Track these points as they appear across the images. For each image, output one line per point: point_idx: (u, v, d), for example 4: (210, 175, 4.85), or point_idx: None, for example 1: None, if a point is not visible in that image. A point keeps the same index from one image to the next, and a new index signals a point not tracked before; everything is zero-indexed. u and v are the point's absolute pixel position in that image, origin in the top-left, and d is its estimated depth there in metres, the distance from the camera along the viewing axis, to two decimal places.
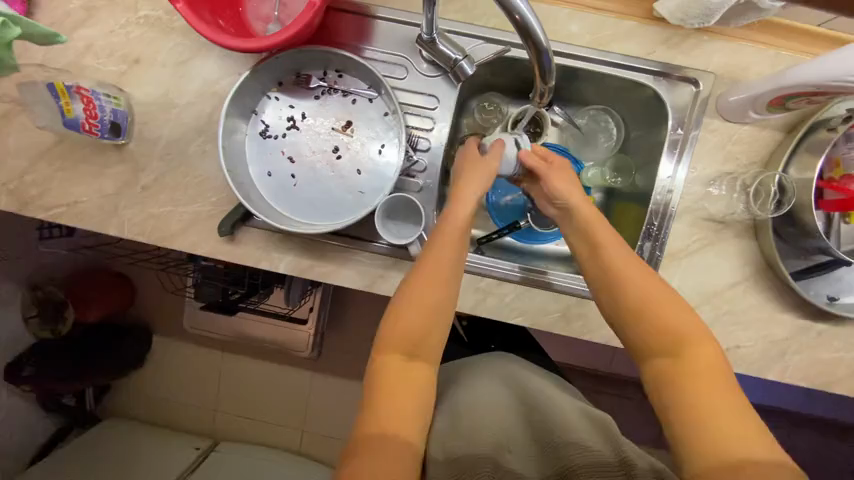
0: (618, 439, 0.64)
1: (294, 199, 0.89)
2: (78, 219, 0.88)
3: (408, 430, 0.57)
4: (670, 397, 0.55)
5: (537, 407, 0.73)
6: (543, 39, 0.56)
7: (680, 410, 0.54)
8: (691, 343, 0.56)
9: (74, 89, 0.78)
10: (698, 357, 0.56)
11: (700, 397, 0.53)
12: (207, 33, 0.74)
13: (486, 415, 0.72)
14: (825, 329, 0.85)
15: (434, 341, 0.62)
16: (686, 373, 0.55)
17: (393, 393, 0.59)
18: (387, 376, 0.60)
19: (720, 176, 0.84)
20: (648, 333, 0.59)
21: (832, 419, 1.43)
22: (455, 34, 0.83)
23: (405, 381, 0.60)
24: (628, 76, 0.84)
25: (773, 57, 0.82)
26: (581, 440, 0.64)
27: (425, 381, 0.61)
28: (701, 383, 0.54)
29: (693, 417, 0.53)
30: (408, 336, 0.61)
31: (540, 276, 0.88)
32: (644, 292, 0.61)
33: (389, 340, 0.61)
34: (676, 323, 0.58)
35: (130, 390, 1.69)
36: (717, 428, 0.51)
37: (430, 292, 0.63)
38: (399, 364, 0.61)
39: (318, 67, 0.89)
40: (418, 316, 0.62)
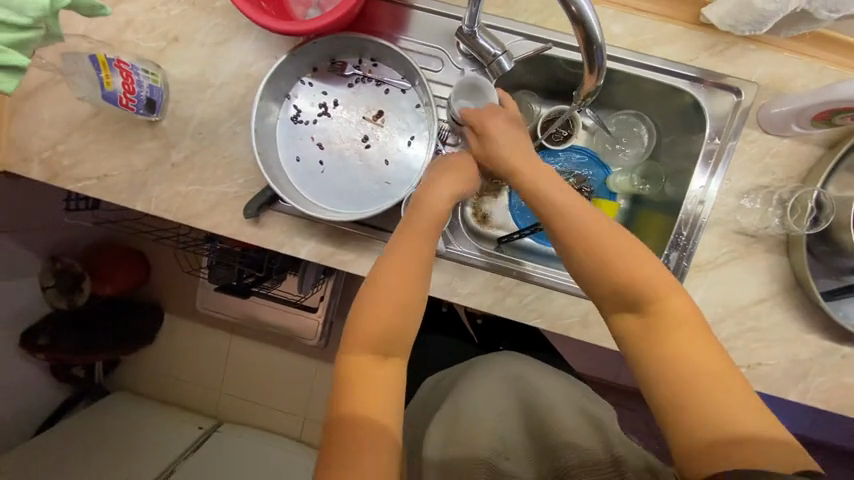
0: (610, 441, 0.66)
1: (322, 185, 0.89)
2: (106, 192, 0.89)
3: (383, 420, 0.57)
4: (653, 366, 0.55)
5: (536, 405, 0.74)
6: (598, 34, 0.56)
7: (666, 379, 0.53)
8: (665, 299, 0.57)
9: (115, 62, 0.79)
10: (671, 315, 0.56)
11: (680, 360, 0.53)
12: (250, 14, 0.74)
13: (484, 416, 0.73)
14: (851, 352, 0.83)
15: (404, 335, 0.62)
16: (663, 334, 0.55)
17: (364, 388, 0.59)
18: (355, 373, 0.59)
19: (755, 189, 0.82)
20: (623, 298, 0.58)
21: (841, 445, 1.41)
22: (495, 29, 0.83)
23: (376, 376, 0.59)
24: (666, 81, 0.82)
25: (820, 71, 0.80)
26: (575, 438, 0.66)
27: (398, 375, 0.61)
28: (680, 343, 0.54)
29: (679, 384, 0.53)
30: (377, 329, 0.60)
31: (516, 266, 0.88)
32: (617, 256, 0.59)
33: (357, 337, 0.61)
34: (650, 283, 0.57)
35: (138, 366, 1.71)
36: (704, 387, 0.52)
37: (406, 286, 0.62)
38: (369, 359, 0.60)
39: (354, 55, 0.89)
40: (388, 309, 0.61)
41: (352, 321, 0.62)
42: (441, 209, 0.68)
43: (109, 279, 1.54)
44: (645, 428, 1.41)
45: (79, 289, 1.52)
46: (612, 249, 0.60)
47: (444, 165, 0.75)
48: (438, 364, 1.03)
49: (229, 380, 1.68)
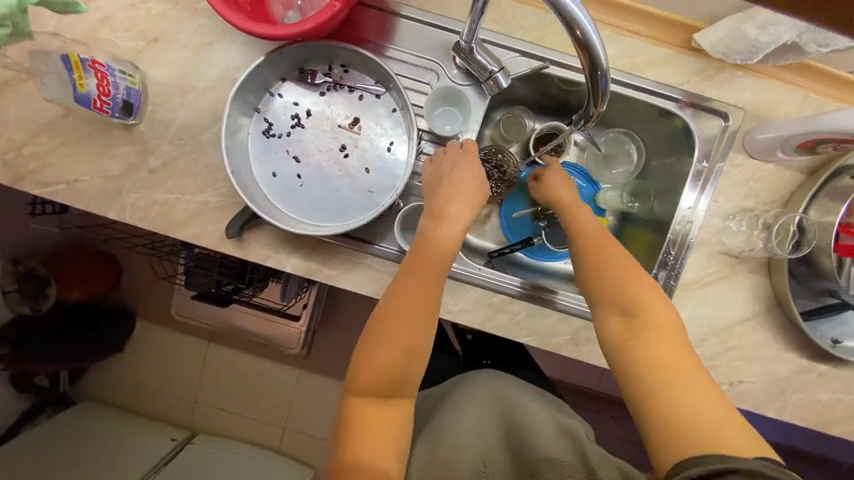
0: (585, 450, 0.65)
1: (302, 200, 0.85)
2: (76, 198, 0.83)
3: (389, 460, 0.59)
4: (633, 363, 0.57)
5: (517, 422, 0.71)
6: (602, 59, 0.55)
7: (643, 377, 0.56)
8: (654, 310, 0.59)
9: (89, 63, 0.75)
10: (660, 327, 0.58)
11: (660, 362, 0.56)
12: (234, 19, 0.70)
13: (468, 432, 0.71)
14: (826, 370, 0.86)
15: (412, 376, 0.62)
16: (649, 339, 0.57)
17: (370, 431, 0.60)
18: (361, 415, 0.61)
19: (740, 212, 0.84)
20: (616, 302, 0.61)
21: (809, 453, 1.47)
22: (491, 44, 0.82)
23: (383, 418, 0.60)
24: (656, 103, 0.83)
25: (803, 99, 0.83)
26: (546, 450, 0.65)
27: (404, 416, 0.62)
28: (663, 350, 0.57)
29: (655, 381, 0.55)
30: (384, 371, 0.61)
31: (548, 295, 0.87)
32: (616, 264, 0.64)
33: (364, 379, 0.61)
34: (647, 297, 0.60)
35: (107, 377, 1.62)
36: (675, 387, 0.54)
37: (403, 333, 0.62)
38: (373, 405, 0.61)
39: (322, 61, 0.84)
40: (390, 357, 0.61)
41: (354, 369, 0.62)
42: (445, 242, 0.68)
43: (78, 284, 1.45)
44: (627, 439, 1.43)
45: (45, 294, 1.42)
46: (611, 260, 0.65)
47: (447, 165, 0.76)
48: (425, 379, 1.01)
49: (205, 390, 1.61)
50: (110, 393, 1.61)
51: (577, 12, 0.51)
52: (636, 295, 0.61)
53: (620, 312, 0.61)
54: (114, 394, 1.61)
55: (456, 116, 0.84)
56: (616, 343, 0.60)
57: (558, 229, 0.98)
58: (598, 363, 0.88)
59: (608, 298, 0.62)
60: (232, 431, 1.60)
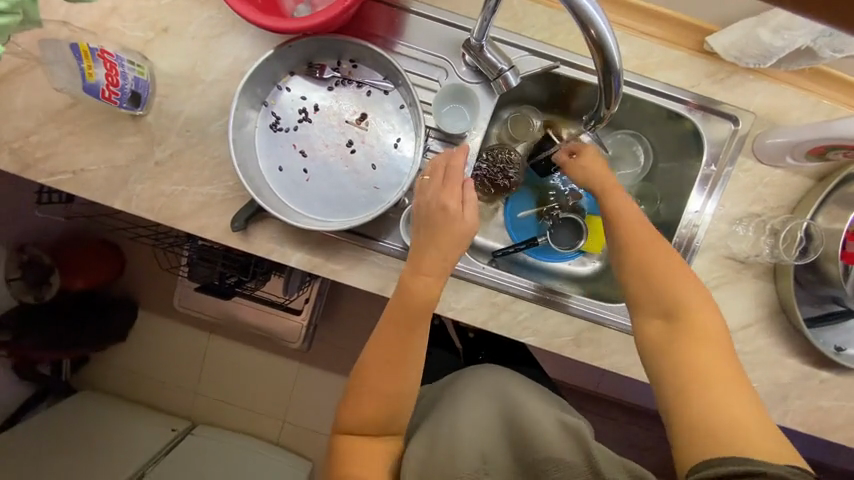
0: (590, 449, 0.64)
1: (308, 195, 0.84)
2: (83, 187, 0.83)
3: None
4: (673, 363, 0.60)
5: (518, 421, 0.70)
6: (616, 60, 0.55)
7: (682, 377, 0.59)
8: (698, 313, 0.62)
9: (98, 52, 0.74)
10: (703, 330, 0.61)
11: (702, 365, 0.58)
12: (244, 11, 0.70)
13: (470, 429, 0.70)
14: (829, 377, 0.86)
15: (393, 416, 0.68)
16: (692, 343, 0.60)
17: (356, 462, 0.66)
18: (347, 449, 0.67)
19: (747, 217, 0.84)
20: (661, 305, 0.64)
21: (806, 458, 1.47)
22: (501, 42, 0.81)
23: (366, 451, 0.67)
24: (666, 105, 0.83)
25: (814, 104, 0.82)
26: (554, 455, 0.64)
27: (386, 445, 0.68)
28: (709, 354, 0.59)
29: (694, 382, 0.58)
30: (367, 416, 0.67)
31: (560, 297, 0.88)
32: (665, 267, 0.65)
33: (350, 421, 0.67)
34: (692, 301, 0.63)
35: (109, 366, 1.62)
36: (713, 387, 0.57)
37: (383, 382, 0.67)
38: (360, 440, 0.67)
39: (331, 56, 0.84)
40: (372, 403, 0.67)
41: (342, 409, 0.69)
42: (423, 293, 0.68)
43: (81, 274, 1.45)
44: (625, 440, 1.43)
45: (48, 283, 1.43)
46: (660, 263, 0.66)
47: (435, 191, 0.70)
48: (426, 376, 1.01)
49: (205, 381, 1.62)
50: (111, 382, 1.62)
51: (592, 10, 0.50)
52: (682, 301, 0.63)
53: (665, 315, 0.63)
54: (116, 384, 1.62)
55: (464, 114, 0.84)
56: (660, 345, 0.62)
57: (563, 230, 0.96)
58: (600, 365, 0.88)
59: (654, 300, 0.64)
60: (232, 422, 1.61)
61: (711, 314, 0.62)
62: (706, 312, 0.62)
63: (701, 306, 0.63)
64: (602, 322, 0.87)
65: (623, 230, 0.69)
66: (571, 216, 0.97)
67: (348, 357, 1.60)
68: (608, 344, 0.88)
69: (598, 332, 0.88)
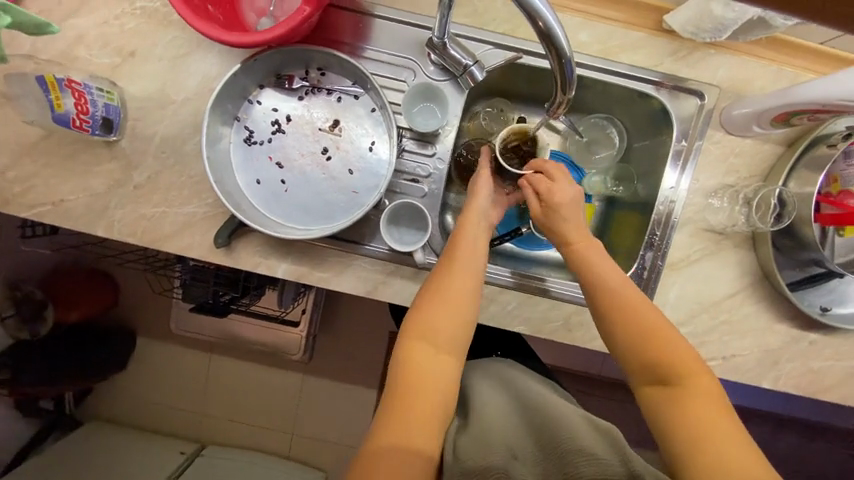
0: (626, 453, 0.57)
1: (288, 205, 0.85)
2: (64, 218, 0.84)
3: (429, 417, 0.59)
4: (672, 428, 0.57)
5: (541, 410, 0.65)
6: (566, 47, 0.56)
7: (685, 443, 0.55)
8: (672, 348, 0.60)
9: (65, 82, 0.75)
10: (698, 388, 0.57)
11: (702, 426, 0.55)
12: (204, 29, 0.70)
13: (491, 416, 0.65)
14: (817, 338, 0.87)
15: (457, 326, 0.65)
16: (688, 403, 0.57)
17: (414, 387, 0.60)
18: (409, 366, 0.61)
19: (721, 189, 0.85)
20: (648, 366, 0.60)
21: (808, 420, 1.49)
22: (465, 38, 0.82)
23: (426, 377, 0.61)
24: (633, 86, 0.84)
25: (776, 72, 0.84)
26: (588, 447, 0.57)
27: (448, 371, 0.62)
28: (706, 410, 0.56)
29: (696, 444, 0.54)
30: (435, 327, 0.64)
31: (535, 281, 0.88)
32: (646, 319, 0.63)
33: (416, 330, 0.64)
34: (676, 354, 0.60)
35: (111, 395, 1.62)
36: (720, 446, 0.53)
37: (451, 283, 0.68)
38: (424, 351, 0.62)
39: (299, 66, 0.85)
40: (443, 307, 0.65)
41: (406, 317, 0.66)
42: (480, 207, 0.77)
43: (75, 306, 1.46)
44: (631, 420, 1.44)
45: (41, 318, 1.41)
46: (640, 318, 0.63)
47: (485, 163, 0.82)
48: None
49: (211, 401, 1.62)
50: (116, 410, 1.62)
51: (538, 3, 0.51)
52: (669, 357, 0.60)
53: (657, 376, 0.60)
54: (120, 411, 1.62)
55: (434, 112, 0.85)
56: (656, 409, 0.59)
57: None
58: (592, 347, 0.89)
59: (645, 362, 0.61)
60: (242, 440, 1.61)
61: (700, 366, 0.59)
62: (694, 365, 0.59)
63: (690, 360, 0.60)
64: (589, 304, 0.88)
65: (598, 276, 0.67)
66: None
67: (349, 363, 1.60)
68: None
69: (587, 315, 0.89)
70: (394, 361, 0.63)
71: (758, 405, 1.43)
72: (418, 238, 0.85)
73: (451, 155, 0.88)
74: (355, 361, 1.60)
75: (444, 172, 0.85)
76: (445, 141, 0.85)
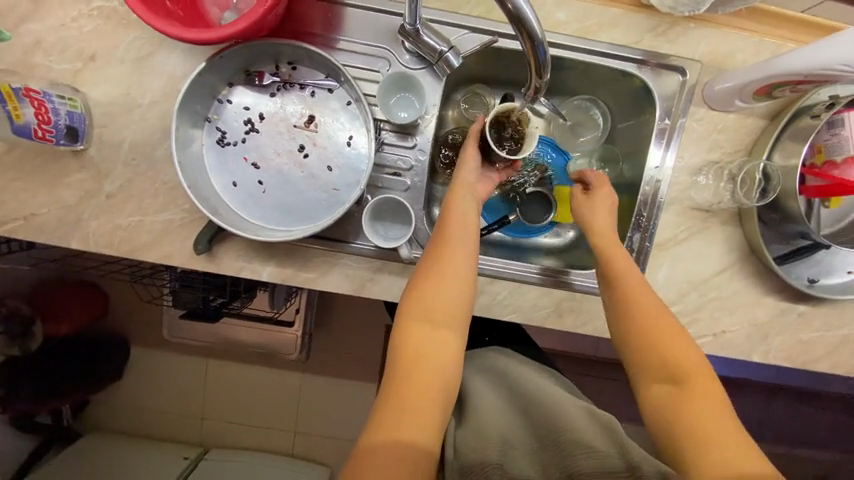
0: (626, 447, 0.56)
1: (267, 206, 0.83)
2: (36, 233, 0.81)
3: (428, 406, 0.56)
4: (678, 429, 0.57)
5: (539, 403, 0.65)
6: (538, 29, 0.54)
7: (688, 446, 0.55)
8: (681, 347, 0.62)
9: (23, 92, 0.72)
10: (703, 390, 0.58)
11: (708, 431, 0.55)
12: (162, 27, 0.67)
13: (489, 410, 0.65)
14: (805, 310, 0.88)
15: (454, 306, 0.62)
16: (693, 404, 0.57)
17: (412, 371, 0.57)
18: (406, 348, 0.59)
19: (706, 166, 0.84)
20: (657, 364, 0.62)
21: (801, 387, 1.52)
22: (438, 24, 0.80)
23: (424, 360, 0.58)
24: (613, 65, 0.82)
25: (757, 43, 0.82)
26: (587, 442, 0.57)
27: (447, 353, 0.59)
28: (711, 415, 0.56)
29: (702, 449, 0.54)
30: (431, 305, 0.61)
31: (560, 274, 0.88)
32: (654, 321, 0.65)
33: (412, 309, 0.61)
34: (683, 357, 0.61)
35: (108, 406, 1.61)
36: (725, 453, 0.53)
37: (447, 262, 0.65)
38: (422, 331, 0.60)
39: (269, 61, 0.82)
40: (441, 288, 0.63)
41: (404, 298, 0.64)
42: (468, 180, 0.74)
43: (66, 319, 1.45)
44: (627, 398, 1.46)
45: (31, 333, 1.39)
46: (648, 320, 0.65)
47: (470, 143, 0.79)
48: None
49: (210, 405, 1.61)
50: (114, 421, 1.61)
51: None
52: (675, 358, 0.61)
53: (663, 375, 0.61)
54: (119, 421, 1.61)
55: (412, 102, 0.83)
56: (662, 408, 0.59)
57: (534, 204, 0.95)
58: (585, 332, 0.89)
59: (651, 359, 0.62)
60: (244, 442, 1.61)
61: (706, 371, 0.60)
62: (699, 368, 0.60)
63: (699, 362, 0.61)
64: (582, 289, 0.88)
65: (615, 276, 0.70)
66: (539, 190, 0.95)
67: (346, 360, 1.59)
68: (590, 310, 0.88)
69: (578, 300, 0.88)
70: (391, 345, 0.61)
71: (751, 376, 1.45)
72: (404, 233, 0.84)
73: (433, 145, 0.86)
74: (352, 357, 1.59)
75: (426, 164, 0.83)
76: (426, 130, 0.83)
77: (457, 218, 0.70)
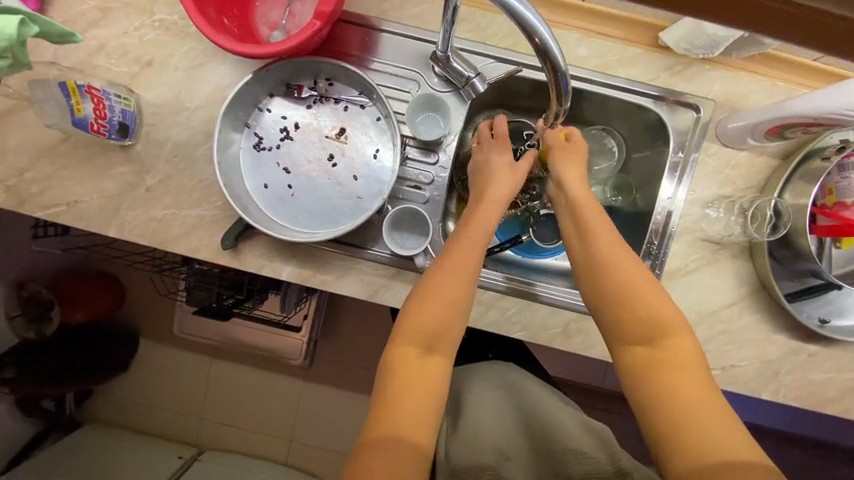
0: (616, 451, 0.61)
1: (295, 209, 0.88)
2: (78, 219, 0.87)
3: (421, 419, 0.57)
4: (651, 396, 0.55)
5: (534, 415, 0.70)
6: (561, 62, 0.59)
7: (660, 423, 0.53)
8: (654, 307, 0.59)
9: (86, 89, 0.78)
10: (677, 353, 0.56)
11: (682, 404, 0.53)
12: (218, 40, 0.73)
13: (483, 416, 0.69)
14: (817, 350, 0.87)
15: (451, 331, 0.62)
16: (666, 375, 0.55)
17: (406, 386, 0.58)
18: (402, 369, 0.60)
19: (718, 200, 0.87)
20: (633, 326, 0.59)
21: (817, 439, 1.47)
22: (468, 52, 0.86)
23: (417, 381, 0.59)
24: (632, 99, 0.87)
25: (770, 87, 0.86)
26: (579, 448, 0.61)
27: (440, 376, 0.60)
28: (683, 384, 0.54)
29: (671, 423, 0.52)
30: (425, 331, 0.61)
31: (529, 288, 0.89)
32: (624, 279, 0.61)
33: (407, 330, 0.61)
34: (661, 318, 0.58)
35: (112, 396, 1.62)
36: (701, 426, 0.51)
37: (450, 271, 0.65)
38: (414, 354, 0.60)
39: (308, 76, 0.88)
40: (436, 310, 0.62)
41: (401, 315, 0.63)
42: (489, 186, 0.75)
43: (82, 306, 1.46)
44: (633, 433, 1.43)
45: (49, 317, 1.43)
46: (623, 282, 0.61)
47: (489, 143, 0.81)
48: None
49: (211, 405, 1.62)
50: (116, 412, 1.62)
51: (535, 21, 0.55)
52: (652, 318, 0.58)
53: (638, 337, 0.58)
54: (120, 414, 1.62)
55: (437, 122, 0.88)
56: (636, 374, 0.57)
57: (545, 226, 1.00)
58: (591, 355, 0.89)
59: (624, 325, 0.59)
60: (239, 447, 1.61)
61: (689, 334, 0.58)
62: (678, 325, 0.58)
63: (676, 323, 0.58)
64: (586, 311, 0.89)
65: (589, 240, 0.65)
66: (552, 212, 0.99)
67: (349, 370, 1.60)
68: (598, 334, 0.89)
69: (586, 322, 0.89)
70: (383, 362, 0.61)
71: (764, 421, 1.41)
72: (420, 244, 0.87)
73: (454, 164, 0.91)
74: (357, 367, 1.60)
75: (447, 180, 0.88)
76: (448, 148, 0.88)
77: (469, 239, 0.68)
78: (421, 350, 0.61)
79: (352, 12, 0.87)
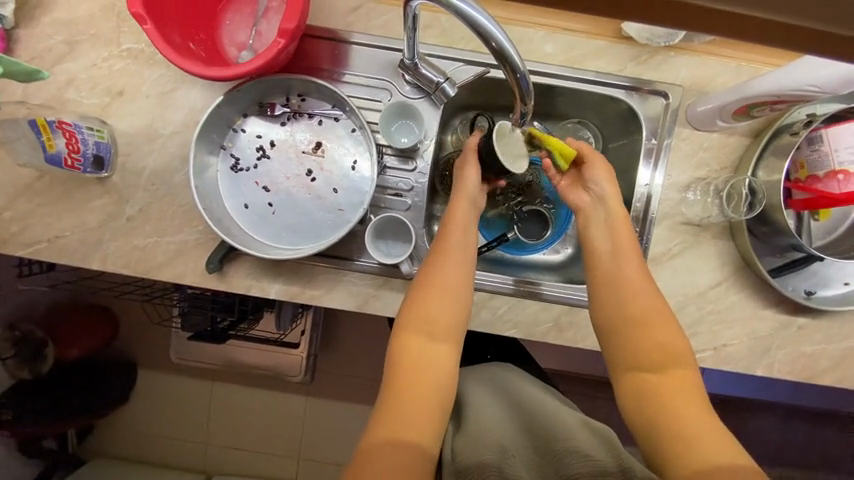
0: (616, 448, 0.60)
1: (277, 226, 0.88)
2: (59, 255, 0.86)
3: (424, 408, 0.58)
4: (657, 414, 0.59)
5: (536, 417, 0.69)
6: (520, 62, 0.60)
7: (664, 435, 0.57)
8: (663, 331, 0.64)
9: (56, 124, 0.80)
10: (680, 378, 0.61)
11: (684, 422, 0.57)
12: (183, 65, 0.73)
13: (485, 420, 0.68)
14: (806, 322, 0.88)
15: (451, 320, 0.64)
16: (670, 398, 0.59)
17: (412, 377, 0.60)
18: (406, 359, 0.61)
19: (694, 182, 0.88)
20: (645, 351, 0.63)
21: (818, 410, 1.48)
22: (437, 57, 0.87)
23: (421, 369, 0.60)
24: (601, 91, 0.88)
25: (735, 68, 0.87)
26: (581, 447, 0.61)
27: (444, 366, 0.61)
28: (683, 405, 0.58)
29: (676, 438, 0.56)
30: (429, 319, 0.64)
31: (531, 286, 0.90)
32: (639, 308, 0.66)
33: (411, 322, 0.63)
34: (669, 346, 0.63)
35: (113, 429, 1.60)
36: (700, 439, 0.55)
37: (450, 272, 0.67)
38: (418, 343, 0.62)
39: (280, 94, 0.89)
40: (439, 303, 0.65)
41: (403, 310, 0.65)
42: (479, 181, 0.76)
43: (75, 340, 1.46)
44: None
45: (43, 356, 1.41)
46: (638, 309, 0.66)
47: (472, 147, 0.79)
48: None
49: (215, 430, 1.60)
50: (119, 444, 1.60)
51: (489, 26, 0.56)
52: (661, 344, 0.63)
53: (648, 363, 0.63)
54: (123, 446, 1.60)
55: (412, 128, 0.89)
56: (642, 393, 0.61)
57: (531, 224, 1.02)
58: (584, 346, 0.90)
59: (635, 344, 0.64)
60: (245, 468, 1.60)
61: (692, 363, 0.63)
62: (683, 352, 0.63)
63: (683, 351, 0.63)
64: (579, 303, 0.90)
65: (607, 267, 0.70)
66: (534, 209, 1.02)
67: (350, 382, 1.59)
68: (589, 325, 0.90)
69: (577, 314, 0.90)
70: (390, 354, 0.63)
71: (764, 397, 1.42)
72: (405, 250, 0.87)
73: (432, 170, 0.91)
74: (357, 378, 1.59)
75: (426, 186, 0.88)
76: (425, 152, 0.88)
77: (465, 236, 0.71)
78: (425, 338, 0.63)
79: (319, 27, 0.87)
